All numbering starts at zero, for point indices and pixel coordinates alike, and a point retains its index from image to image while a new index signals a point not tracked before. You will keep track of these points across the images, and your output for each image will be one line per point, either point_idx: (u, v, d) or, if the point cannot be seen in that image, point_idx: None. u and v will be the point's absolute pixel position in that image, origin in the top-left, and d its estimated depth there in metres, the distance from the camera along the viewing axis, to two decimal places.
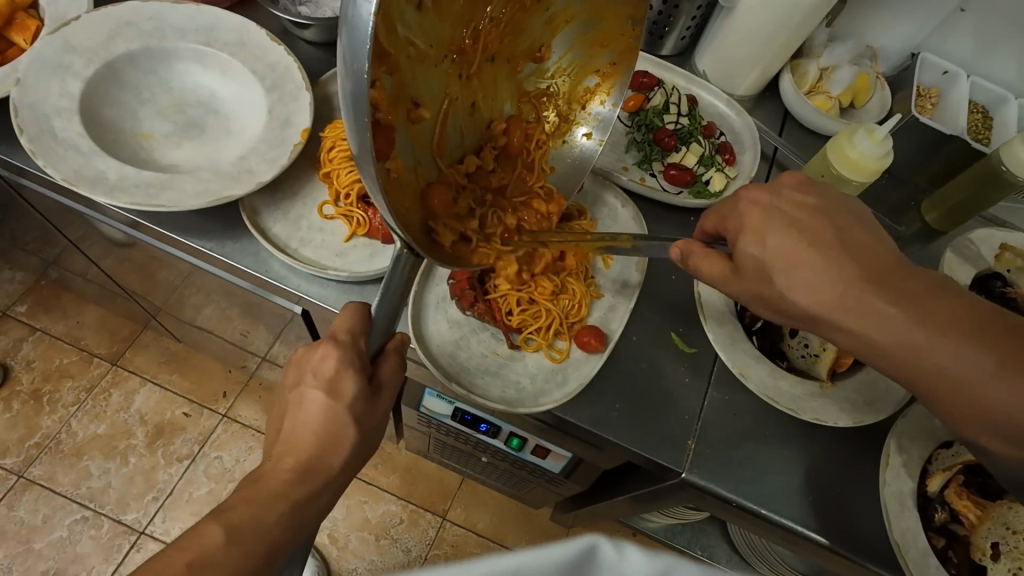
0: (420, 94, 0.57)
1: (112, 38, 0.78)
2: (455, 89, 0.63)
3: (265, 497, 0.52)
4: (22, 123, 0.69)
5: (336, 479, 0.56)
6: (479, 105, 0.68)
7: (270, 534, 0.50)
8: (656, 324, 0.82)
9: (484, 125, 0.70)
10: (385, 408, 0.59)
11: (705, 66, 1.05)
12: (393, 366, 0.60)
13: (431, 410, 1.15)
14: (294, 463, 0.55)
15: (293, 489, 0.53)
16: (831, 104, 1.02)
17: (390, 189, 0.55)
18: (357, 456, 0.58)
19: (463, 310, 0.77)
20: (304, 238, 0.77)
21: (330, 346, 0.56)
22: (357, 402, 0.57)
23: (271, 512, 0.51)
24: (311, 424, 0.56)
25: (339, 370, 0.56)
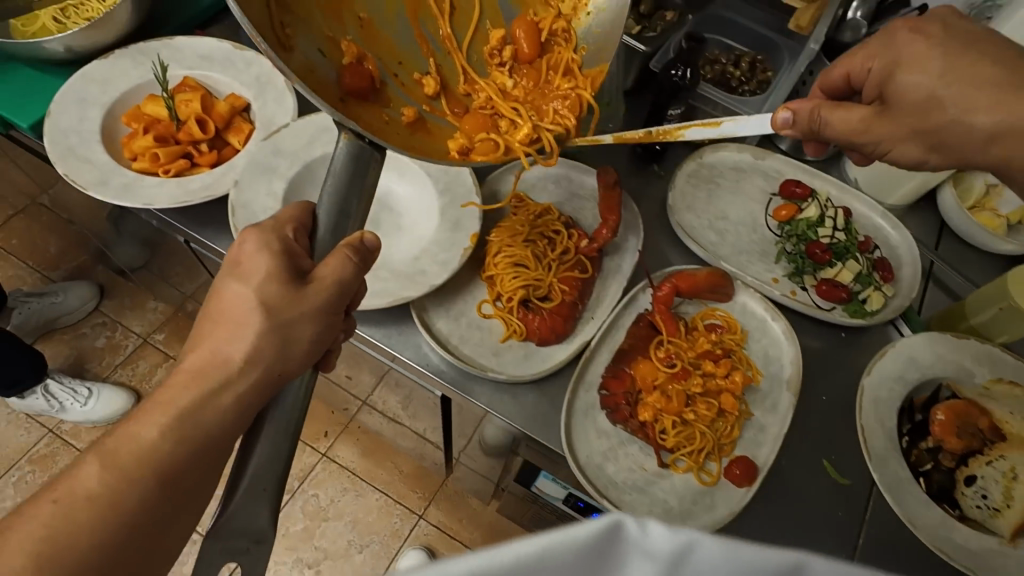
0: (379, 30, 0.68)
1: (312, 142, 0.85)
2: (444, 28, 0.71)
3: (154, 409, 0.50)
4: (237, 223, 0.77)
5: (239, 376, 0.53)
6: (461, 22, 0.72)
7: (154, 451, 0.48)
8: (807, 449, 0.80)
9: (483, 34, 0.74)
10: (308, 303, 0.56)
11: (856, 174, 1.03)
12: (336, 259, 0.57)
13: (542, 491, 1.16)
14: (194, 363, 0.54)
15: (186, 394, 0.51)
16: (999, 222, 0.96)
17: (384, 119, 0.63)
18: (266, 353, 0.54)
19: (615, 422, 0.77)
20: (463, 335, 0.81)
21: (252, 232, 0.58)
22: (272, 283, 0.56)
23: (156, 427, 0.49)
24: (222, 312, 0.56)
25: (254, 251, 0.57)
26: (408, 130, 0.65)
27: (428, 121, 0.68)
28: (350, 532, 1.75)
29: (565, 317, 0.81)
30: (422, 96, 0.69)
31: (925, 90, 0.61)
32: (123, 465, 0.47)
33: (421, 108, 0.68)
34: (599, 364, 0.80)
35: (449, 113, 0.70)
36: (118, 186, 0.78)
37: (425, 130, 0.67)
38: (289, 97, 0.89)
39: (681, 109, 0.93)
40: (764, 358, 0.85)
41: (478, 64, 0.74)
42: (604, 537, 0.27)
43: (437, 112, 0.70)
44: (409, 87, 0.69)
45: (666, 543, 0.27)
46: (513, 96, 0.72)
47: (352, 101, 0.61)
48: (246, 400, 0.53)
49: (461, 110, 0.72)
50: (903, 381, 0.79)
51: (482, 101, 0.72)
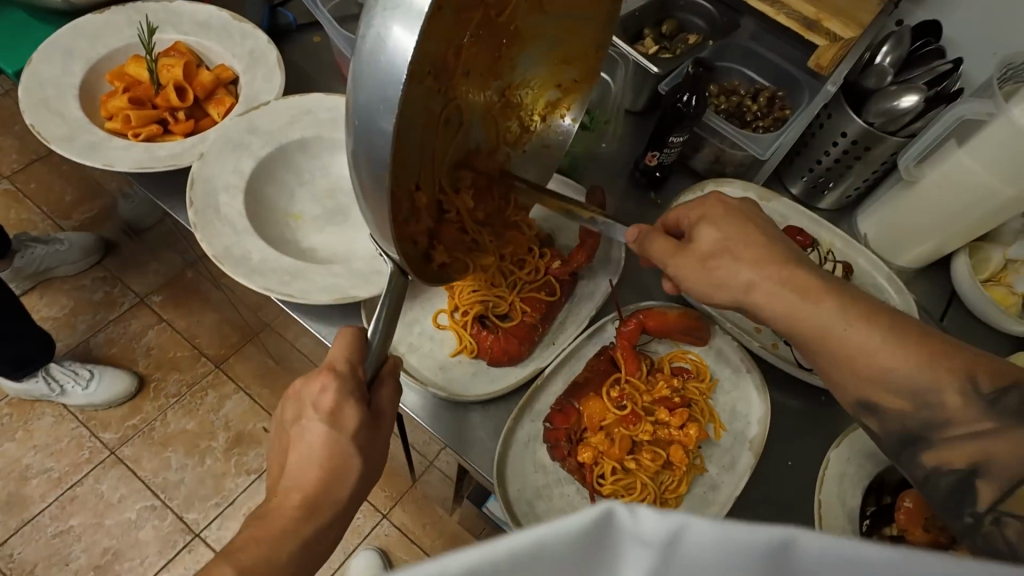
0: (407, 133, 0.50)
1: (291, 123, 0.82)
2: (443, 143, 0.58)
3: (274, 534, 0.54)
4: (194, 196, 0.74)
5: (340, 513, 0.58)
6: (456, 138, 0.60)
7: (279, 569, 0.52)
8: (762, 518, 0.74)
9: (468, 152, 0.64)
10: (383, 441, 0.62)
11: (867, 229, 0.97)
12: (389, 394, 0.63)
13: (493, 512, 1.11)
14: (302, 493, 0.56)
15: (299, 526, 0.55)
16: (1014, 300, 0.88)
17: (393, 235, 0.54)
18: (360, 492, 0.60)
19: (554, 458, 0.72)
20: (413, 344, 0.77)
21: (330, 378, 0.59)
22: (363, 431, 0.59)
23: (279, 552, 0.53)
24: (314, 457, 0.57)
25: (340, 402, 0.58)
26: (412, 247, 0.60)
27: (407, 229, 0.57)
28: None
29: (520, 339, 0.77)
30: (416, 217, 0.59)
31: (716, 244, 0.62)
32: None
33: (400, 220, 0.56)
34: (552, 392, 0.75)
35: (421, 225, 0.60)
36: (84, 143, 0.77)
37: (405, 241, 0.58)
38: (277, 74, 0.86)
39: (684, 137, 0.89)
40: (731, 412, 0.79)
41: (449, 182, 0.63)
42: (593, 530, 0.23)
43: (428, 232, 0.62)
44: (401, 200, 0.54)
45: (668, 525, 0.22)
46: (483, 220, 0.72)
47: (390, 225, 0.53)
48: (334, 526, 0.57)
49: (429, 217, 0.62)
50: (876, 457, 0.73)
51: (449, 213, 0.65)
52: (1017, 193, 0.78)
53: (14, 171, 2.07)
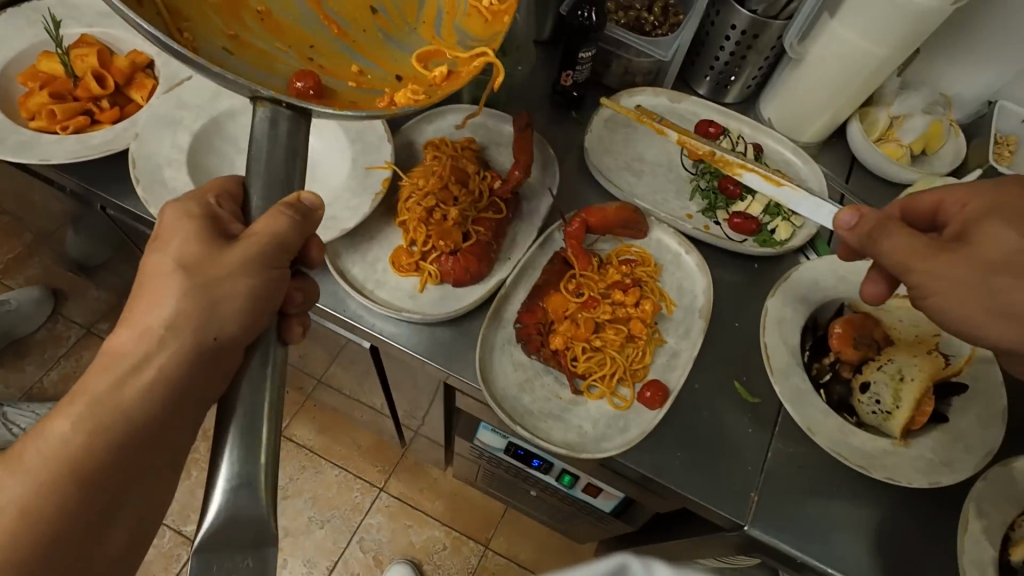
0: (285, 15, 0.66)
1: (217, 94, 0.84)
2: (366, 8, 0.69)
3: (116, 359, 0.54)
4: (139, 174, 0.76)
5: (169, 332, 0.54)
6: (387, 2, 0.70)
7: (121, 404, 0.53)
8: (718, 373, 0.83)
9: (430, 6, 0.70)
10: (232, 259, 0.54)
11: (770, 113, 1.07)
12: (270, 218, 0.53)
13: (484, 443, 1.16)
14: (140, 323, 0.55)
15: (131, 354, 0.54)
16: (903, 153, 1.00)
17: (304, 93, 0.58)
18: (196, 307, 0.54)
19: (528, 354, 0.78)
20: (379, 280, 0.82)
21: (178, 206, 0.58)
22: (194, 245, 0.55)
23: (116, 375, 0.53)
24: (152, 270, 0.56)
25: (179, 221, 0.57)
26: (371, 107, 0.60)
27: (360, 95, 0.63)
28: (310, 509, 1.73)
29: (479, 259, 0.82)
30: (376, 82, 0.65)
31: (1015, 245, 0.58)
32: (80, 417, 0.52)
33: (343, 89, 0.63)
34: (516, 302, 0.82)
35: (382, 85, 0.64)
36: (15, 144, 0.77)
37: (348, 106, 0.61)
38: None
39: (592, 51, 0.94)
40: (678, 289, 0.87)
41: (410, 45, 0.69)
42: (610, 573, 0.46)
43: (387, 86, 0.64)
44: (336, 70, 0.65)
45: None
46: (471, 47, 0.66)
47: (296, 85, 0.59)
48: (176, 372, 0.54)
49: (398, 73, 0.66)
50: (807, 300, 0.82)
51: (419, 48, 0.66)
52: (890, 52, 0.89)
53: None
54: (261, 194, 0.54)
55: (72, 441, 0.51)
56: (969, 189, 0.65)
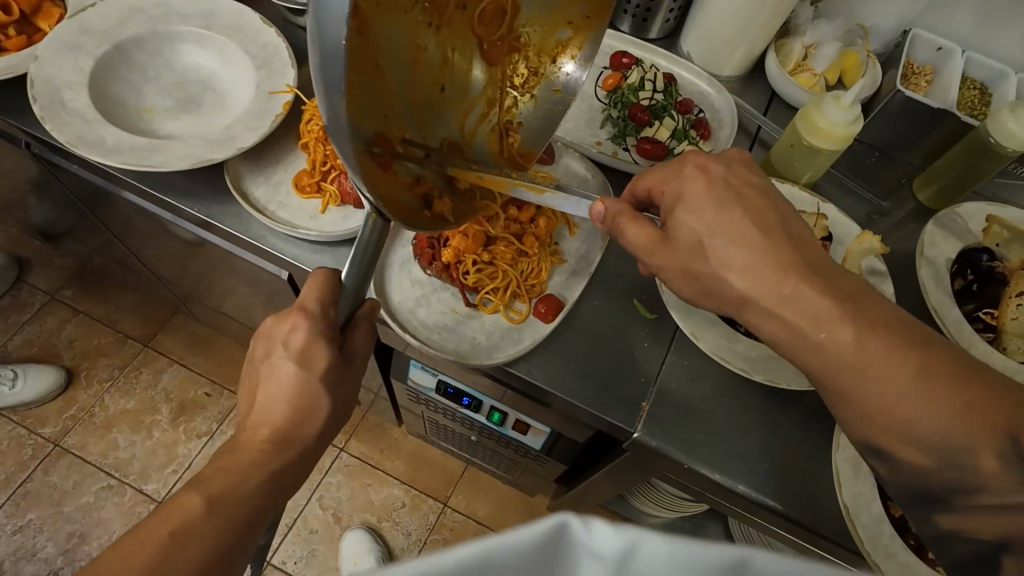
0: (392, 68, 0.50)
1: (122, 22, 0.86)
2: (439, 85, 0.58)
3: (242, 465, 0.54)
4: (36, 94, 0.77)
5: (311, 446, 0.58)
6: (455, 82, 0.61)
7: (252, 497, 0.53)
8: (618, 290, 0.83)
9: (469, 99, 0.64)
10: (358, 372, 0.60)
11: (690, 48, 1.09)
12: (364, 336, 0.60)
13: (417, 384, 1.18)
14: (271, 429, 0.56)
15: (272, 462, 0.55)
16: (816, 81, 1.01)
17: (375, 170, 0.50)
18: (331, 429, 0.60)
19: (425, 269, 0.80)
20: (281, 202, 0.83)
21: (300, 317, 0.56)
22: (335, 373, 0.57)
23: (247, 485, 0.53)
24: (284, 395, 0.56)
25: (310, 341, 0.56)
26: (414, 198, 0.56)
27: (405, 178, 0.55)
28: None
29: None
30: (418, 162, 0.57)
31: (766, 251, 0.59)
32: (221, 509, 0.51)
33: (407, 179, 0.55)
34: None
35: (440, 176, 0.60)
36: None
37: (399, 196, 0.54)
38: None
39: None
40: (581, 212, 0.88)
41: (450, 128, 0.62)
42: (541, 553, 0.24)
43: (430, 178, 0.59)
44: (391, 128, 0.52)
45: (614, 548, 0.24)
46: (485, 166, 0.66)
47: (365, 159, 0.48)
48: (344, 401, 0.60)
49: (446, 183, 0.61)
50: None
51: (459, 187, 0.62)
52: None
53: None
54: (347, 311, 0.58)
55: (217, 527, 0.51)
56: (676, 168, 0.66)
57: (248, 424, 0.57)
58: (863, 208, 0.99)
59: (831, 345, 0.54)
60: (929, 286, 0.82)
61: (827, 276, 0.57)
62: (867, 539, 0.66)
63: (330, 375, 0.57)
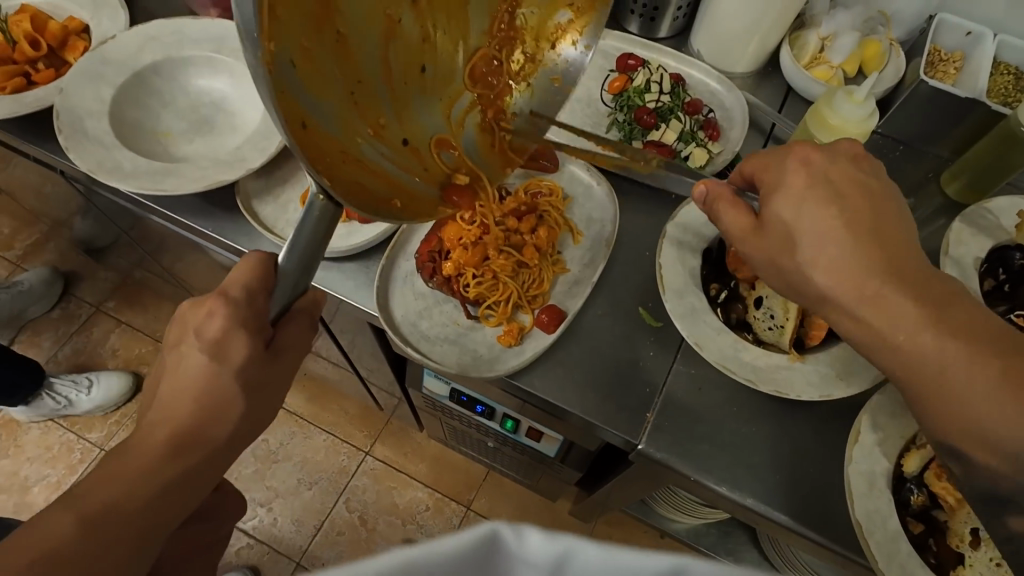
0: (357, 47, 0.51)
1: (140, 50, 0.89)
2: (417, 65, 0.58)
3: (133, 472, 0.52)
4: (60, 124, 0.80)
5: (221, 449, 0.55)
6: (435, 66, 0.60)
7: (137, 510, 0.51)
8: (623, 300, 0.82)
9: (452, 87, 0.63)
10: (279, 371, 0.57)
11: (700, 46, 1.06)
12: (298, 329, 0.58)
13: (432, 392, 1.19)
14: (173, 433, 0.53)
15: (166, 466, 0.53)
16: (834, 74, 0.97)
17: (333, 154, 0.48)
18: (245, 432, 0.57)
19: (426, 282, 0.80)
20: (290, 219, 0.84)
21: (219, 303, 0.53)
22: (250, 368, 0.55)
23: (133, 497, 0.51)
24: (189, 391, 0.54)
25: (227, 332, 0.54)
26: (383, 187, 0.54)
27: (376, 168, 0.53)
28: (299, 472, 1.79)
29: None
30: (391, 150, 0.56)
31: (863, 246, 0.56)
32: (100, 527, 0.50)
33: (377, 167, 0.53)
34: (421, 233, 0.83)
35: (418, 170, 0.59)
36: None
37: (364, 185, 0.51)
38: (122, 13, 0.93)
39: None
40: (586, 220, 0.87)
41: (434, 119, 0.61)
42: (477, 552, 0.24)
43: (404, 168, 0.57)
44: (354, 108, 0.52)
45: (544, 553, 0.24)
46: (469, 159, 0.64)
47: (320, 141, 0.47)
48: (256, 403, 0.57)
49: (426, 174, 0.60)
50: None
51: (434, 177, 0.61)
52: None
53: None
54: (284, 300, 0.55)
55: (90, 547, 0.48)
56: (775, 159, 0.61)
57: (149, 423, 0.55)
58: None
59: (909, 351, 0.51)
60: None
61: (912, 281, 0.53)
62: (883, 561, 0.62)
63: (240, 375, 0.54)
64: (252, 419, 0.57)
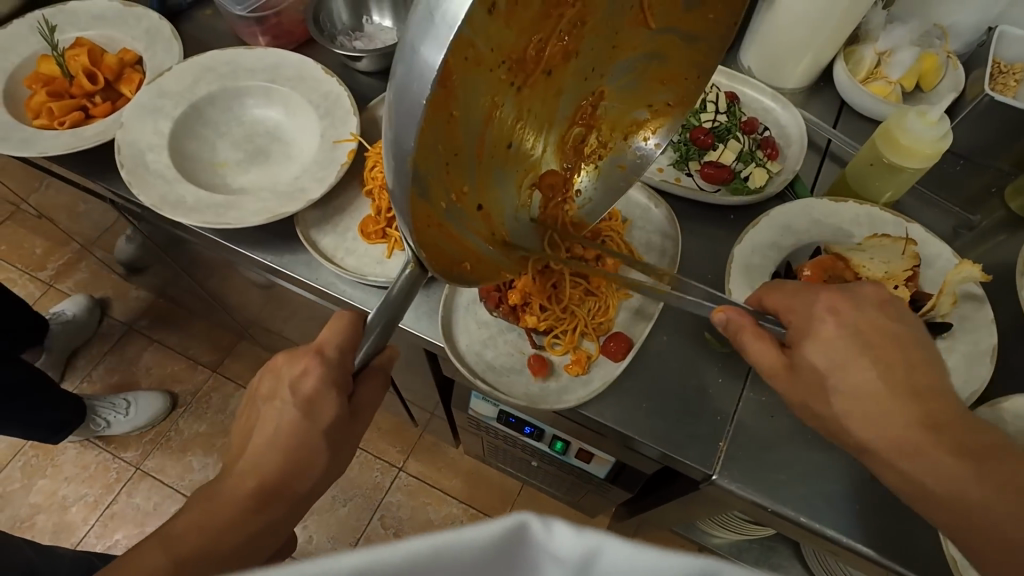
0: (464, 129, 0.46)
1: (196, 82, 0.89)
2: (507, 142, 0.54)
3: (221, 517, 0.52)
4: (123, 159, 0.81)
5: (300, 502, 0.56)
6: (524, 141, 0.56)
7: (223, 550, 0.51)
8: (687, 325, 0.81)
9: (533, 159, 0.60)
10: (359, 431, 0.59)
11: (749, 62, 1.05)
12: (376, 391, 0.60)
13: (478, 413, 1.18)
14: (259, 483, 0.54)
15: (254, 516, 0.53)
16: (892, 90, 0.95)
17: (415, 225, 0.47)
18: (323, 487, 0.58)
19: (491, 311, 0.79)
20: (349, 248, 0.84)
21: (314, 360, 0.56)
22: (335, 426, 0.56)
23: (222, 543, 0.51)
24: (279, 442, 0.55)
25: (319, 388, 0.55)
26: (455, 250, 0.53)
27: (450, 241, 0.52)
28: (333, 488, 1.78)
29: None
30: (468, 216, 0.54)
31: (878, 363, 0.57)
32: (192, 566, 0.48)
33: (451, 235, 0.52)
34: None
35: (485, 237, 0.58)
36: (17, 140, 0.83)
37: (436, 256, 0.51)
38: (176, 44, 0.93)
39: None
40: (647, 243, 0.86)
41: (507, 188, 0.59)
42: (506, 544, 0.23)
43: (477, 233, 0.56)
44: (446, 183, 0.48)
45: (572, 544, 0.23)
46: (525, 228, 0.65)
47: (410, 211, 0.46)
48: (336, 460, 0.58)
49: (489, 236, 0.59)
50: (778, 247, 0.80)
51: (495, 242, 0.60)
52: None
53: None
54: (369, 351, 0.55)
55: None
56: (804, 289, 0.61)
57: (234, 470, 0.56)
58: (947, 220, 0.93)
59: None
60: None
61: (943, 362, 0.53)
62: None
63: (326, 433, 0.56)
64: (330, 476, 0.58)
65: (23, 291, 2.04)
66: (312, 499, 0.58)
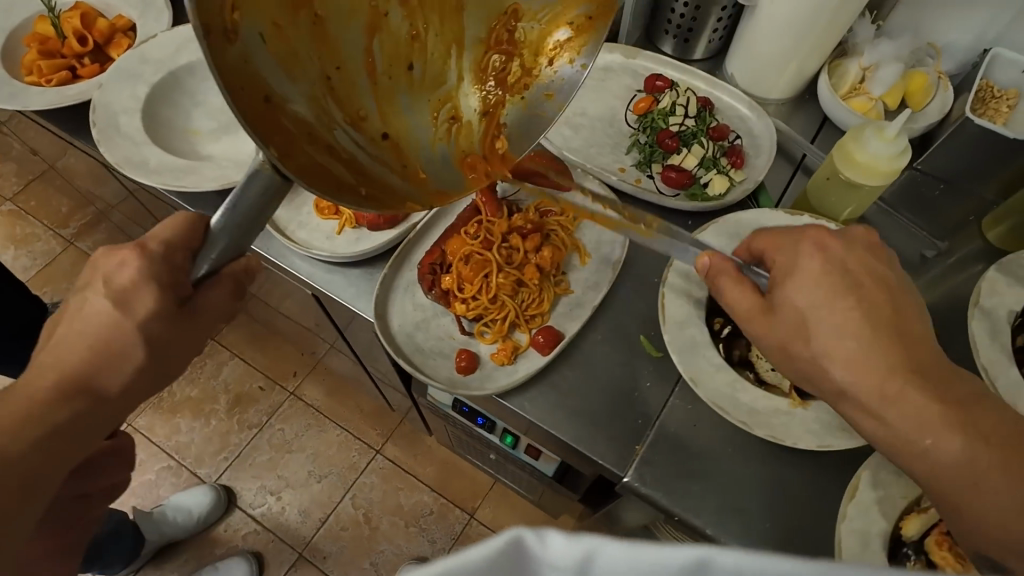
0: (335, 36, 0.52)
1: (178, 51, 0.92)
2: (405, 62, 0.59)
3: (21, 415, 0.51)
4: (96, 118, 0.84)
5: (114, 401, 0.54)
6: (425, 65, 0.61)
7: (22, 454, 0.49)
8: (625, 326, 0.80)
9: (445, 89, 0.63)
10: (193, 331, 0.55)
11: (733, 70, 1.03)
12: (222, 290, 0.55)
13: (436, 400, 1.19)
14: (60, 379, 0.52)
15: (54, 411, 0.51)
16: (873, 106, 0.92)
17: (285, 129, 0.47)
18: (145, 390, 0.55)
19: (426, 294, 0.80)
20: (302, 221, 0.86)
21: (133, 253, 0.53)
22: (157, 321, 0.53)
23: (21, 439, 0.50)
24: (88, 334, 0.53)
25: (136, 280, 0.52)
26: (347, 172, 0.52)
27: (342, 153, 0.52)
28: (310, 464, 1.81)
29: None
30: (365, 137, 0.55)
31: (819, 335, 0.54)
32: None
33: (342, 155, 0.52)
34: (427, 244, 0.84)
35: (395, 164, 0.58)
36: (5, 93, 0.88)
37: (321, 163, 0.50)
38: (166, 14, 0.97)
39: None
40: (596, 240, 0.85)
41: (419, 117, 0.61)
42: (506, 553, 0.26)
43: (380, 160, 0.56)
44: (332, 92, 0.52)
45: (567, 550, 0.25)
46: (451, 163, 0.63)
47: (274, 113, 0.46)
48: (161, 360, 0.54)
49: (399, 165, 0.58)
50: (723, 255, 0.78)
51: (407, 169, 0.59)
52: None
53: (15, 193, 2.22)
54: (213, 262, 0.52)
55: None
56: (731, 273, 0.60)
57: (41, 368, 0.53)
58: (915, 245, 0.89)
59: None
60: (979, 340, 0.72)
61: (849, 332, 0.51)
62: None
63: (142, 327, 0.52)
64: (156, 376, 0.55)
65: (44, 247, 2.14)
66: (129, 403, 0.55)
